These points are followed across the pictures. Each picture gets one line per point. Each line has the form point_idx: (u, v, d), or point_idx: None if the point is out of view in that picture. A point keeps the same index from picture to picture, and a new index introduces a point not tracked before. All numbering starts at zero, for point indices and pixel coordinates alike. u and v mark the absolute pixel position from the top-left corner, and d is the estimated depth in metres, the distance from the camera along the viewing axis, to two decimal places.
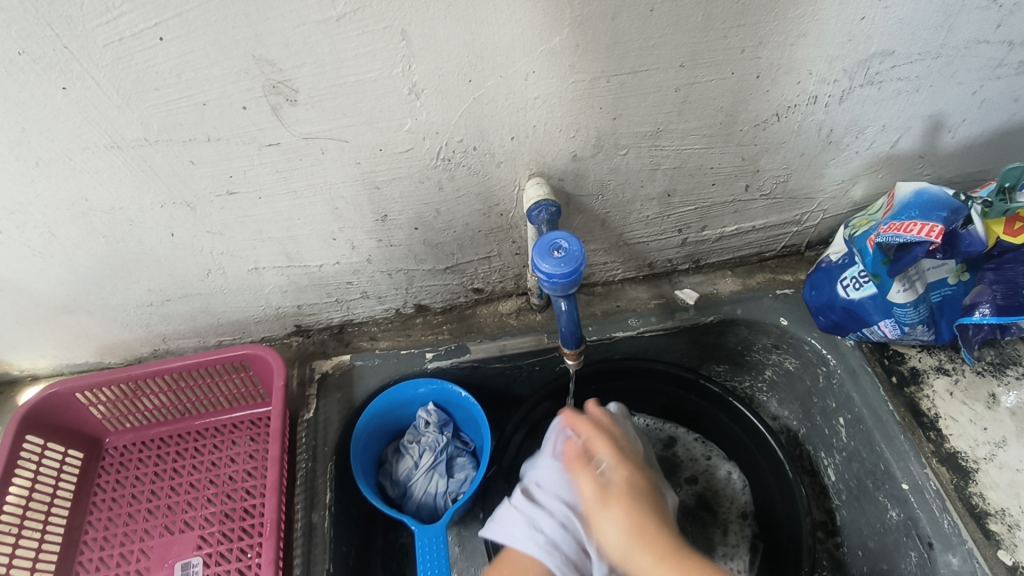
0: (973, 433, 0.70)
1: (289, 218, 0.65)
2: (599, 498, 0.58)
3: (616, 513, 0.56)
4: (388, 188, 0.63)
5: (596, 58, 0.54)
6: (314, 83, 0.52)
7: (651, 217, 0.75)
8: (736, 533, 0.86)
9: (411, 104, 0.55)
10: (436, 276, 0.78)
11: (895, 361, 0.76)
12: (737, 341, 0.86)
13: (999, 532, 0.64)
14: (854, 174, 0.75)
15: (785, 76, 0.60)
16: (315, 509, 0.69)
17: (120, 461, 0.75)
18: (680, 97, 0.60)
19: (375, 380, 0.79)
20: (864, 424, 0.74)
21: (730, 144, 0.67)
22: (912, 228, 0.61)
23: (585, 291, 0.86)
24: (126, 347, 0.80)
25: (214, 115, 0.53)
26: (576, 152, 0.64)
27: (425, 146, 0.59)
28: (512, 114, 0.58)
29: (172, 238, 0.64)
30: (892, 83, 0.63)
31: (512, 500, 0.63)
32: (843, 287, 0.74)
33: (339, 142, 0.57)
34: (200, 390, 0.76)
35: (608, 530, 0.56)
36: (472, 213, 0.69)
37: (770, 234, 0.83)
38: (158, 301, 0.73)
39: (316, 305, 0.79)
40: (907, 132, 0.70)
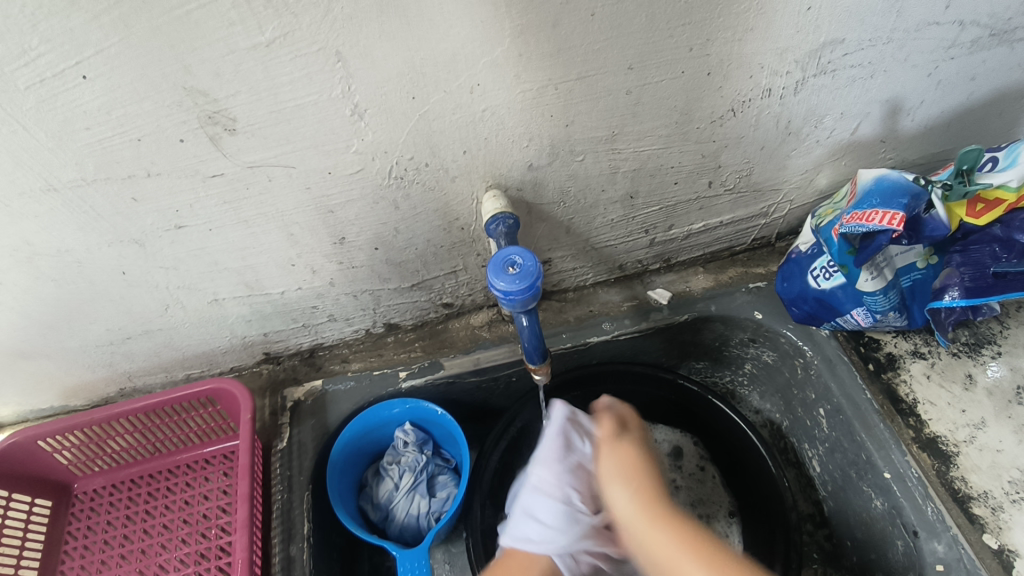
0: (952, 416, 0.70)
1: (243, 248, 0.63)
2: (611, 463, 0.57)
3: (623, 450, 0.58)
4: (343, 211, 0.62)
5: (542, 66, 0.53)
6: (251, 110, 0.50)
7: (617, 220, 0.74)
8: (715, 533, 0.87)
9: (355, 125, 0.54)
10: (403, 294, 0.77)
11: (871, 348, 0.76)
12: (714, 337, 0.85)
13: (982, 516, 0.64)
14: (817, 163, 0.74)
15: (736, 72, 0.59)
16: (292, 542, 0.67)
17: (90, 507, 0.73)
18: (632, 100, 0.59)
19: (349, 403, 0.78)
20: (843, 414, 0.74)
21: (688, 142, 0.66)
22: (874, 217, 0.60)
23: (557, 297, 0.85)
24: (91, 388, 0.78)
25: (151, 149, 0.51)
26: (532, 161, 0.62)
27: (376, 166, 0.58)
28: (462, 128, 0.57)
29: (124, 276, 0.63)
30: (845, 71, 0.62)
31: (524, 508, 0.61)
32: (814, 277, 0.73)
33: (285, 168, 0.56)
34: (170, 428, 0.74)
35: (615, 495, 0.54)
36: (432, 229, 0.67)
37: (739, 228, 0.82)
38: (119, 340, 0.71)
39: (283, 331, 0.77)
40: (866, 118, 0.69)
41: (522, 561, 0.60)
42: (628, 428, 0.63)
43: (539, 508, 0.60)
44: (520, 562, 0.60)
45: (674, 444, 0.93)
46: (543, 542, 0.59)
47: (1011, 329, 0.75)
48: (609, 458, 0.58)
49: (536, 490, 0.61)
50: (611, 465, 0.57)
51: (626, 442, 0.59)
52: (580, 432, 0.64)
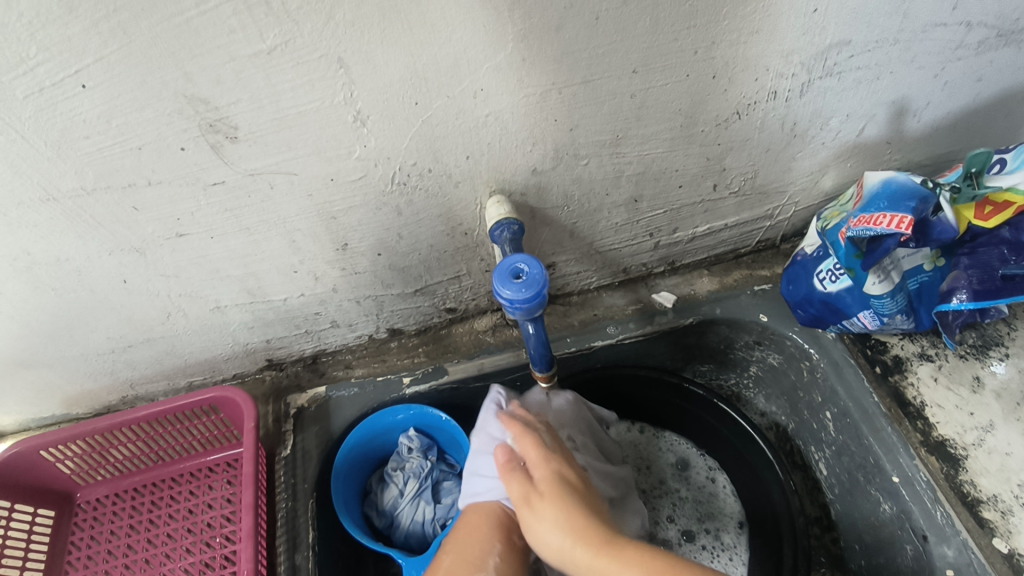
0: (960, 419, 0.70)
1: (245, 255, 0.63)
2: (540, 524, 0.53)
3: (548, 517, 0.52)
4: (346, 217, 0.61)
5: (545, 70, 0.53)
6: (253, 118, 0.49)
7: (621, 224, 0.74)
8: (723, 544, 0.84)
9: (358, 131, 0.53)
10: (407, 299, 0.76)
11: (878, 350, 0.75)
12: (719, 340, 0.85)
13: (992, 520, 0.63)
14: (822, 165, 0.73)
15: (741, 74, 0.59)
16: (297, 550, 0.67)
17: (94, 516, 0.73)
18: (636, 103, 0.58)
19: (353, 410, 0.78)
20: (851, 418, 0.73)
21: (693, 145, 0.65)
22: (882, 221, 0.59)
23: (561, 301, 0.84)
24: (93, 396, 0.78)
25: (152, 158, 0.50)
26: (536, 166, 0.62)
27: (379, 172, 0.58)
28: (465, 133, 0.56)
29: (125, 284, 0.62)
30: (851, 73, 0.62)
31: (475, 466, 0.65)
32: (820, 280, 0.73)
33: (287, 175, 0.55)
34: (172, 436, 0.73)
35: (544, 530, 0.52)
36: (435, 234, 0.67)
37: (744, 230, 0.82)
38: (120, 348, 0.71)
39: (285, 338, 0.77)
40: (872, 119, 0.69)
41: (477, 514, 0.62)
42: (534, 427, 0.61)
43: (480, 465, 0.64)
44: (475, 520, 0.62)
45: (681, 454, 0.91)
46: (489, 491, 0.63)
47: (1019, 331, 0.74)
48: (540, 524, 0.53)
49: (476, 453, 0.65)
50: (546, 520, 0.53)
51: (547, 501, 0.54)
52: (508, 401, 0.68)
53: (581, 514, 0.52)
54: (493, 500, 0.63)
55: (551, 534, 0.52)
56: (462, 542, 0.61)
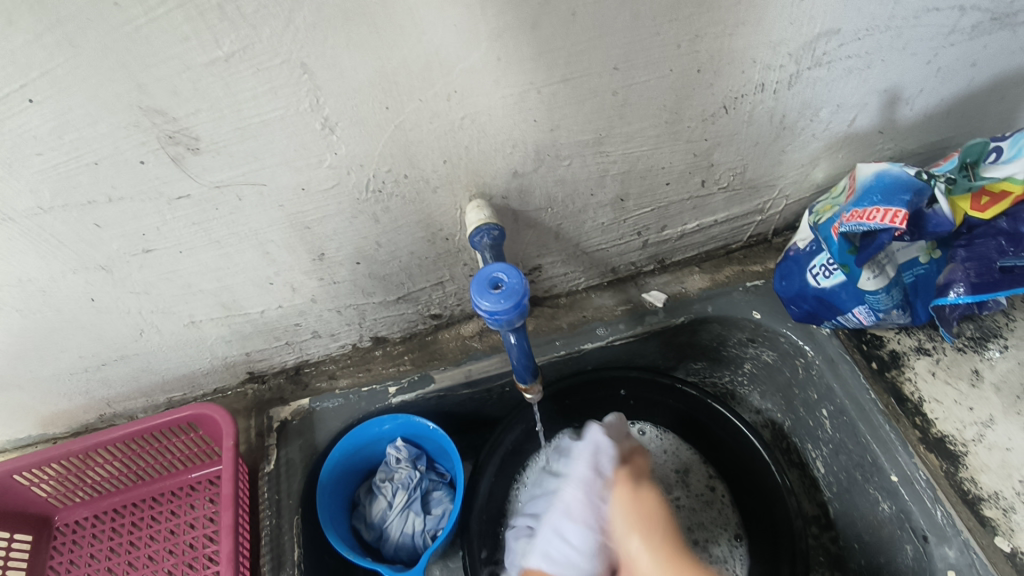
0: (959, 414, 0.68)
1: (217, 268, 0.60)
2: (629, 513, 0.57)
3: (643, 506, 0.57)
4: (320, 226, 0.59)
5: (523, 70, 0.50)
6: (214, 128, 0.47)
7: (607, 224, 0.72)
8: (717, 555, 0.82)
9: (327, 138, 0.51)
10: (389, 307, 0.74)
11: (874, 345, 0.74)
12: (711, 338, 0.83)
13: (994, 518, 0.62)
14: (813, 157, 0.71)
15: (728, 67, 0.56)
16: (282, 569, 0.65)
17: (73, 539, 0.71)
18: (619, 101, 0.56)
19: (338, 421, 0.76)
20: (847, 416, 0.72)
21: (679, 141, 0.63)
22: (876, 215, 0.57)
23: (550, 303, 0.82)
24: (70, 416, 0.75)
25: (110, 173, 0.48)
26: (517, 168, 0.59)
27: (352, 180, 0.55)
28: (441, 137, 0.54)
29: (93, 303, 0.60)
30: (841, 62, 0.60)
31: (552, 525, 0.62)
32: (813, 275, 0.71)
33: (255, 187, 0.53)
34: (152, 455, 0.71)
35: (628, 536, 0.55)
36: (415, 240, 0.65)
37: (734, 226, 0.80)
38: (94, 367, 0.68)
39: (266, 350, 0.75)
40: (863, 109, 0.67)
41: None
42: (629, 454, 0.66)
43: (567, 532, 0.61)
44: None
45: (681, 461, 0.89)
46: (567, 565, 0.60)
47: (1017, 321, 0.73)
48: (629, 512, 0.57)
49: (567, 516, 0.61)
50: (630, 518, 0.57)
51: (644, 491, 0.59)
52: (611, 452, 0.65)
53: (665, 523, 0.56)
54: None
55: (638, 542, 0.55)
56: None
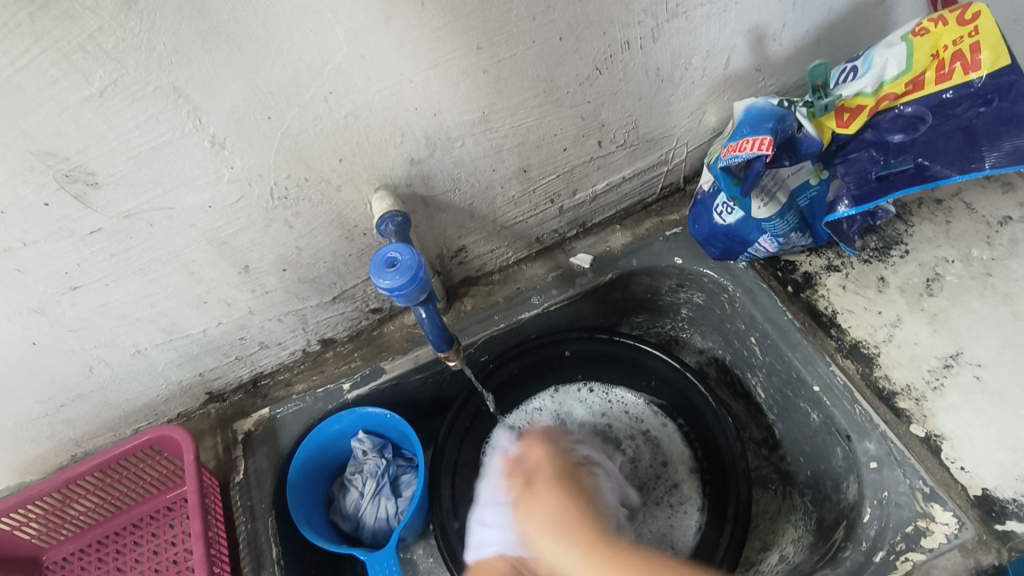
0: (870, 320, 0.73)
1: (148, 295, 0.64)
2: (533, 515, 0.53)
3: (543, 499, 0.54)
4: (237, 239, 0.63)
5: (389, 63, 0.54)
6: (108, 161, 0.50)
7: (518, 195, 0.75)
8: (675, 494, 0.84)
9: (219, 155, 0.54)
10: (328, 308, 0.77)
11: (788, 270, 0.78)
12: (644, 289, 0.87)
13: (907, 408, 0.66)
14: (700, 103, 0.75)
15: (588, 31, 0.60)
16: (263, 568, 0.69)
17: (63, 574, 0.74)
18: (492, 78, 0.60)
19: (299, 424, 0.79)
20: (771, 338, 0.76)
21: (563, 108, 0.67)
22: (746, 146, 0.61)
23: (485, 282, 0.86)
24: (42, 460, 0.78)
25: (19, 219, 0.51)
26: (412, 156, 0.63)
27: (255, 191, 0.59)
28: (330, 137, 0.58)
29: (36, 346, 0.63)
30: (696, 11, 0.64)
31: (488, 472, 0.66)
32: (719, 214, 0.75)
33: (163, 211, 0.56)
34: (125, 483, 0.74)
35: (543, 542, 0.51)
36: (334, 239, 0.68)
37: (644, 180, 0.83)
38: (53, 409, 0.71)
39: (218, 368, 0.78)
40: (734, 51, 0.71)
41: None
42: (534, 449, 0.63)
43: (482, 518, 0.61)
44: None
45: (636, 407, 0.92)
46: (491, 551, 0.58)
47: (915, 227, 0.77)
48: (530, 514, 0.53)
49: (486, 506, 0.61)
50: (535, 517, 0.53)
51: (547, 489, 0.55)
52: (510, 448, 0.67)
53: (562, 509, 0.52)
54: (498, 555, 0.57)
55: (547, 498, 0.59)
56: None
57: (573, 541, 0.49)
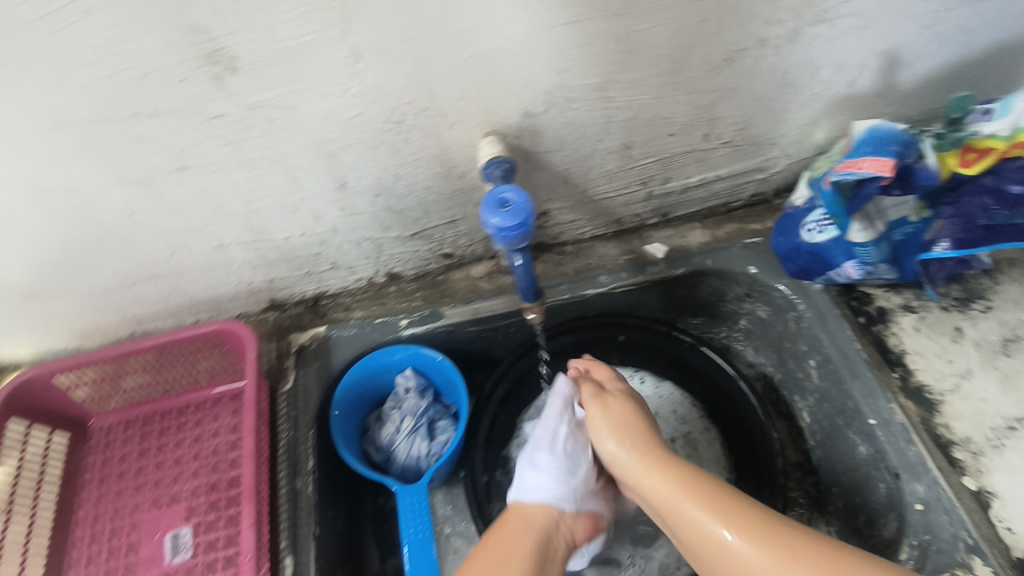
0: (939, 366, 0.72)
1: (248, 190, 0.65)
2: (604, 419, 0.65)
3: (614, 409, 0.65)
4: (344, 154, 0.63)
5: (537, 9, 0.54)
6: (251, 49, 0.51)
7: (614, 171, 0.75)
8: None
9: (354, 66, 0.55)
10: (404, 243, 0.78)
11: (863, 301, 0.77)
12: (710, 291, 0.86)
13: (963, 459, 0.66)
14: (814, 117, 0.74)
15: (732, 19, 0.59)
16: (298, 475, 0.71)
17: (106, 441, 0.76)
18: (623, 46, 0.59)
19: (352, 349, 0.81)
20: (833, 365, 0.75)
21: (684, 92, 0.66)
22: (864, 164, 0.61)
23: (556, 251, 0.87)
24: (104, 331, 0.80)
25: (155, 88, 0.52)
26: (529, 108, 0.63)
27: (375, 110, 0.59)
28: (459, 71, 0.58)
29: (132, 217, 0.64)
30: (841, 21, 0.62)
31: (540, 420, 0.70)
32: (808, 230, 0.74)
33: (285, 110, 0.57)
34: (180, 368, 0.76)
35: (602, 437, 0.64)
36: (431, 175, 0.69)
37: (736, 183, 0.83)
38: (128, 283, 0.73)
39: (288, 278, 0.80)
40: (864, 70, 0.69)
41: (520, 522, 0.62)
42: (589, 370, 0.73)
43: (538, 461, 0.66)
44: (520, 523, 0.62)
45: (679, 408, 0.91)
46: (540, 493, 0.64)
47: (1002, 285, 0.76)
48: (601, 418, 0.65)
49: (538, 447, 0.67)
50: (605, 420, 0.65)
51: (616, 400, 0.66)
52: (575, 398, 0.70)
53: (633, 421, 0.64)
54: (543, 502, 0.63)
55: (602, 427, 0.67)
56: (502, 536, 0.60)
57: (641, 451, 0.61)
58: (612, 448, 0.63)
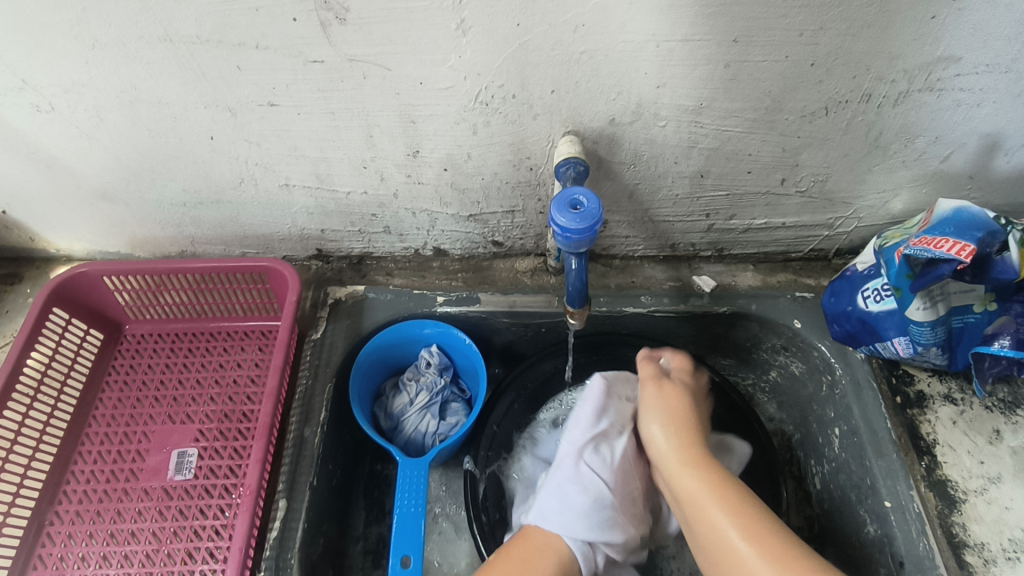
0: (967, 464, 0.69)
1: (324, 138, 0.66)
2: (657, 399, 0.67)
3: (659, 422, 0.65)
4: (424, 124, 0.64)
5: (649, 20, 0.53)
6: (365, 3, 0.52)
7: (681, 197, 0.74)
8: None
9: (458, 40, 0.55)
10: (459, 222, 0.79)
11: (903, 381, 0.75)
12: (746, 337, 0.85)
13: (973, 564, 0.64)
14: (896, 185, 0.73)
15: (841, 68, 0.58)
16: (308, 424, 0.71)
17: (136, 348, 0.78)
18: (728, 74, 0.58)
19: (384, 313, 0.81)
20: (858, 438, 0.73)
21: (773, 132, 0.65)
22: (943, 245, 0.59)
23: (603, 262, 0.86)
24: (156, 244, 0.83)
25: (266, 22, 0.54)
26: (615, 116, 0.63)
27: (465, 87, 0.60)
28: (556, 66, 0.58)
29: (211, 141, 0.66)
30: (951, 93, 0.60)
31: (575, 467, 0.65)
32: (863, 297, 0.72)
33: (381, 69, 0.58)
34: (220, 295, 0.77)
35: (653, 432, 0.65)
36: (502, 162, 0.69)
37: (799, 234, 0.81)
38: (191, 203, 0.75)
39: (339, 232, 0.81)
40: (960, 148, 0.67)
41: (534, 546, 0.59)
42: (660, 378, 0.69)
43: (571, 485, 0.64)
44: (534, 546, 0.59)
45: None
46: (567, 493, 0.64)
47: None
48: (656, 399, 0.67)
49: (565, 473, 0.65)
50: (653, 410, 0.66)
51: (672, 390, 0.68)
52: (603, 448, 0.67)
53: (681, 405, 0.66)
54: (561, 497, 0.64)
55: (656, 432, 0.64)
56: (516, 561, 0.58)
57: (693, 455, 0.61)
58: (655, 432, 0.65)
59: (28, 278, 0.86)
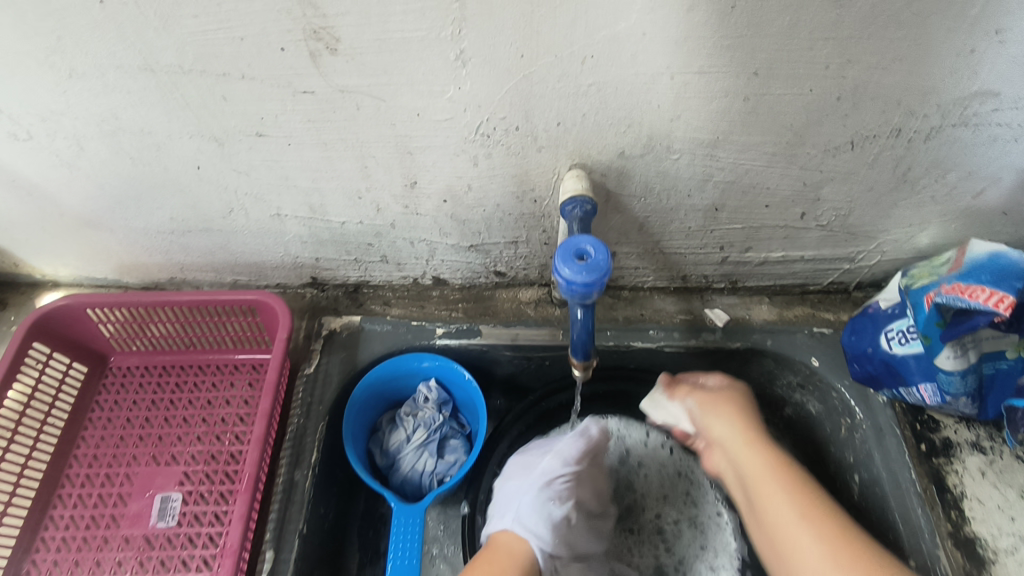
0: (997, 520, 0.65)
1: (316, 169, 0.62)
2: (722, 417, 0.69)
3: (755, 452, 0.65)
4: (422, 155, 0.60)
5: (663, 52, 0.49)
6: (357, 33, 0.48)
7: (693, 230, 0.70)
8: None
9: (457, 71, 0.51)
10: (459, 252, 0.75)
11: (928, 428, 0.71)
12: (760, 373, 0.80)
13: None
14: (923, 220, 0.68)
15: (869, 102, 0.54)
16: (299, 467, 0.68)
17: (121, 382, 0.75)
18: (747, 108, 0.54)
19: (381, 346, 0.78)
20: (879, 488, 0.69)
21: (793, 166, 0.61)
22: (979, 294, 0.55)
23: (611, 293, 0.82)
24: (144, 270, 0.79)
25: (251, 52, 0.50)
26: (625, 149, 0.59)
27: (465, 118, 0.56)
28: (562, 98, 0.54)
29: (198, 171, 0.63)
30: (988, 128, 0.56)
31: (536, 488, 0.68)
32: (887, 338, 0.68)
33: (375, 100, 0.54)
34: (209, 327, 0.74)
35: (716, 427, 0.69)
36: (505, 193, 0.65)
37: (818, 268, 0.77)
38: (179, 231, 0.72)
39: (334, 261, 0.77)
40: (995, 184, 0.63)
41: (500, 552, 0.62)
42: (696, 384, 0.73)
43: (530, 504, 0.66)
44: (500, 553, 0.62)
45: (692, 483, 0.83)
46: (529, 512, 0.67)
47: None
48: (718, 414, 0.69)
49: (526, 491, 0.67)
50: (720, 417, 0.69)
51: (727, 405, 0.69)
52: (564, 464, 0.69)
53: (778, 464, 0.64)
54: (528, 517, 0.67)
55: (719, 427, 0.69)
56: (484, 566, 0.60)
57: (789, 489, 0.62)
58: (722, 430, 0.69)
59: (13, 303, 0.82)
